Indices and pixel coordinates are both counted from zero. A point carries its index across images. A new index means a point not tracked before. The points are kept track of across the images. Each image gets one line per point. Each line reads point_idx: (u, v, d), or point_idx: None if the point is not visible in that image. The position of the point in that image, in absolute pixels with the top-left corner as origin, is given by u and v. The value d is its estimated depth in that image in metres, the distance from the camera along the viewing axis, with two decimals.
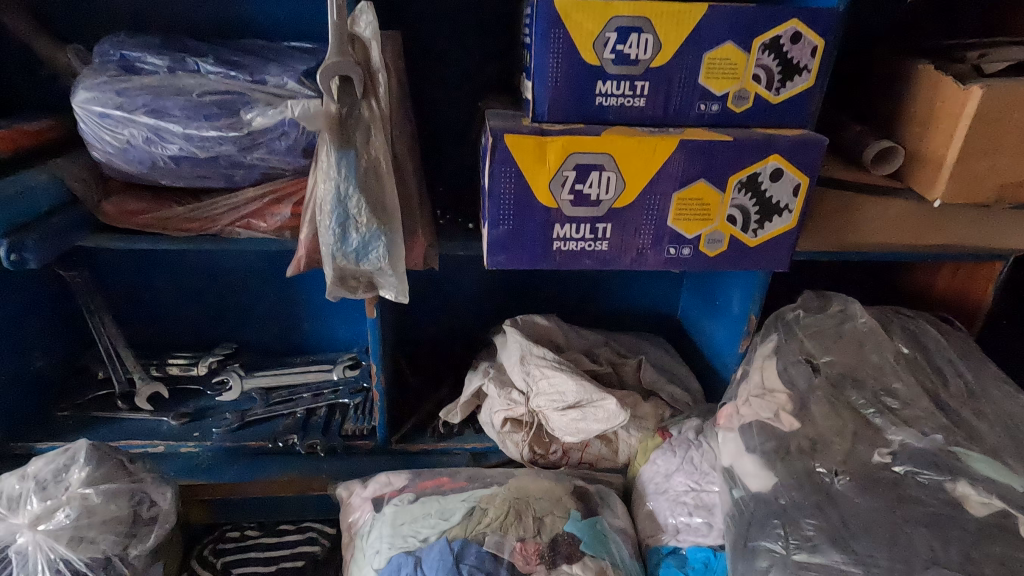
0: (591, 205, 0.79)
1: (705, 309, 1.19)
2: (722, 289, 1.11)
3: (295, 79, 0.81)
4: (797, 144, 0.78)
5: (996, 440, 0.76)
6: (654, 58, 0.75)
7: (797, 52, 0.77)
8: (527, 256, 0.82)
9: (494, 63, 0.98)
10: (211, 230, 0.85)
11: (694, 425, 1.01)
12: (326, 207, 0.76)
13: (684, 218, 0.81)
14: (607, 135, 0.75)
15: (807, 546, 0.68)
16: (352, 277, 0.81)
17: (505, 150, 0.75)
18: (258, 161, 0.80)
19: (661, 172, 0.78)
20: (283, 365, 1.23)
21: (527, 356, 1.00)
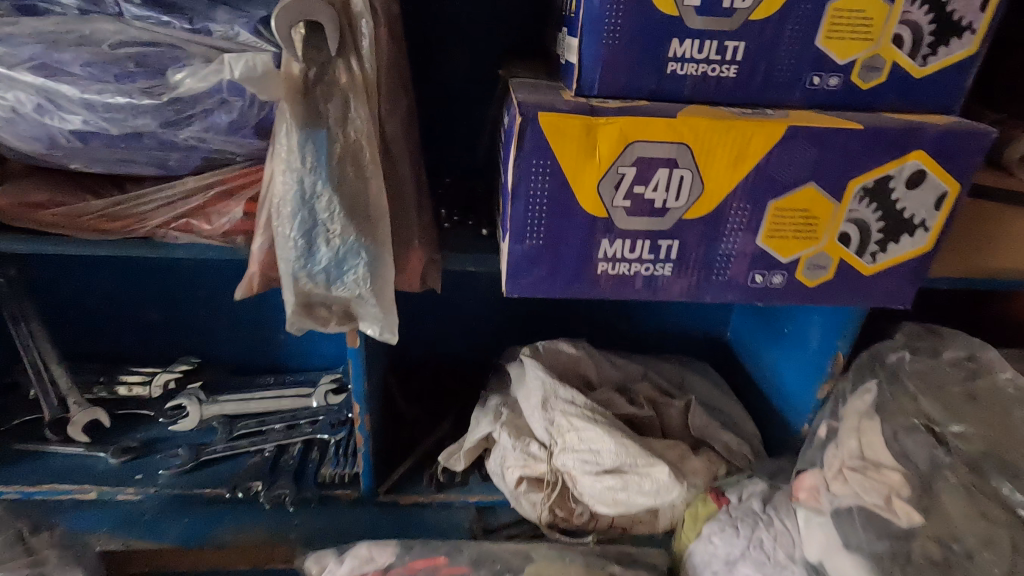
0: (653, 216, 0.57)
1: (766, 336, 0.97)
2: (793, 314, 0.89)
3: (250, 29, 0.57)
4: (950, 137, 0.55)
5: None
6: (756, 7, 0.52)
7: (962, 3, 0.54)
8: (560, 280, 0.61)
9: (520, 19, 0.76)
10: (139, 231, 0.64)
11: (758, 490, 0.80)
12: (286, 208, 0.55)
13: (780, 235, 0.59)
14: (684, 116, 0.53)
15: None
16: (321, 305, 0.59)
17: (539, 135, 0.53)
18: (195, 142, 0.59)
19: (755, 172, 0.56)
20: (254, 386, 1.03)
21: (550, 400, 0.79)
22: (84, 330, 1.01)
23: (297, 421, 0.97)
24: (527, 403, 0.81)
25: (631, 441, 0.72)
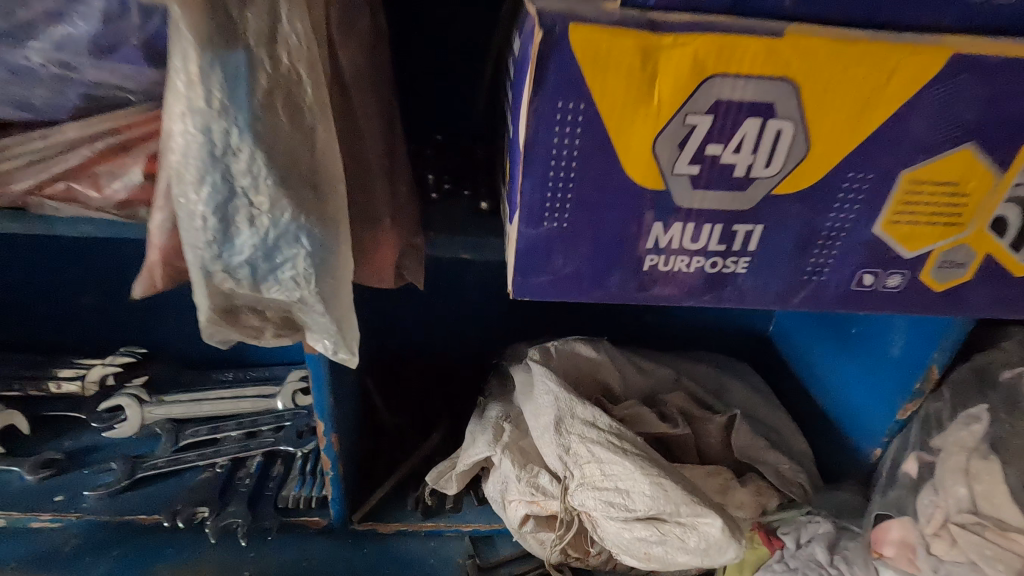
0: (730, 189, 0.39)
1: (823, 335, 0.79)
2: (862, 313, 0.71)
3: None
4: None
5: None
6: None
7: None
8: (588, 278, 0.43)
9: None
10: (5, 200, 0.46)
11: (822, 532, 0.65)
12: (188, 172, 0.37)
13: (908, 220, 0.41)
14: (792, 35, 0.34)
15: None
16: (250, 310, 0.42)
17: (569, 63, 0.34)
18: (59, 70, 0.40)
19: (888, 127, 0.37)
20: (208, 383, 0.86)
21: (564, 421, 0.62)
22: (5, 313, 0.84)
23: (257, 428, 0.81)
24: (535, 422, 0.64)
25: (671, 482, 0.55)
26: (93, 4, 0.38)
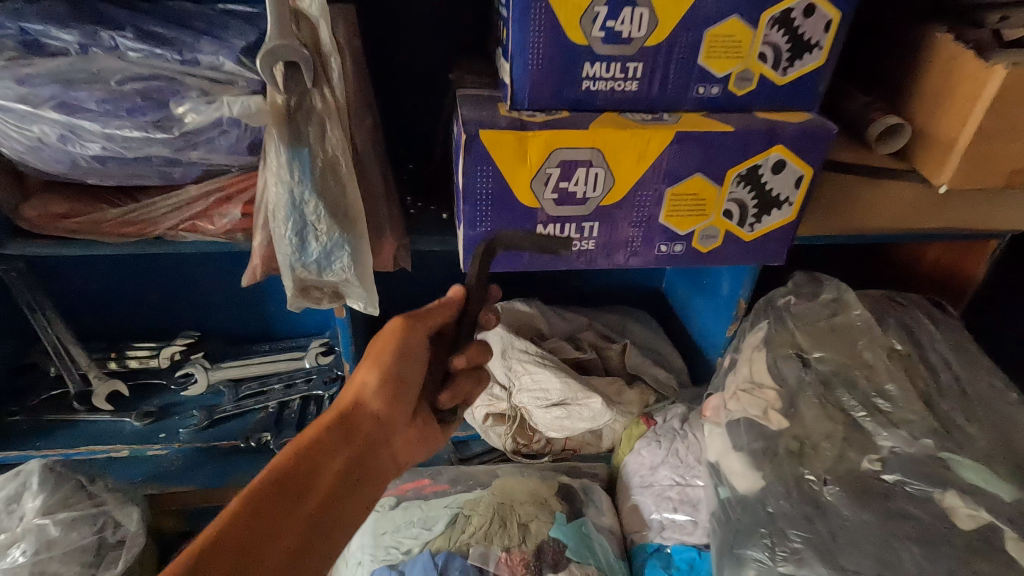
0: (577, 203, 0.72)
1: (682, 280, 1.16)
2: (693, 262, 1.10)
3: (233, 58, 0.67)
4: (804, 134, 0.70)
5: (987, 444, 0.71)
6: (649, 36, 0.65)
7: (809, 27, 0.67)
8: (500, 264, 0.76)
9: (468, 24, 0.82)
10: (151, 233, 0.75)
11: (679, 412, 0.98)
12: (280, 213, 0.67)
13: (678, 214, 0.74)
14: (593, 128, 0.67)
15: (793, 559, 0.67)
16: (315, 288, 0.73)
17: (481, 146, 0.66)
18: (197, 161, 0.69)
19: (655, 167, 0.70)
20: (249, 353, 1.15)
21: (508, 351, 0.95)
22: (91, 313, 1.12)
23: (292, 380, 1.11)
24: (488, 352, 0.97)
25: (573, 379, 0.91)
26: (232, 132, 0.67)
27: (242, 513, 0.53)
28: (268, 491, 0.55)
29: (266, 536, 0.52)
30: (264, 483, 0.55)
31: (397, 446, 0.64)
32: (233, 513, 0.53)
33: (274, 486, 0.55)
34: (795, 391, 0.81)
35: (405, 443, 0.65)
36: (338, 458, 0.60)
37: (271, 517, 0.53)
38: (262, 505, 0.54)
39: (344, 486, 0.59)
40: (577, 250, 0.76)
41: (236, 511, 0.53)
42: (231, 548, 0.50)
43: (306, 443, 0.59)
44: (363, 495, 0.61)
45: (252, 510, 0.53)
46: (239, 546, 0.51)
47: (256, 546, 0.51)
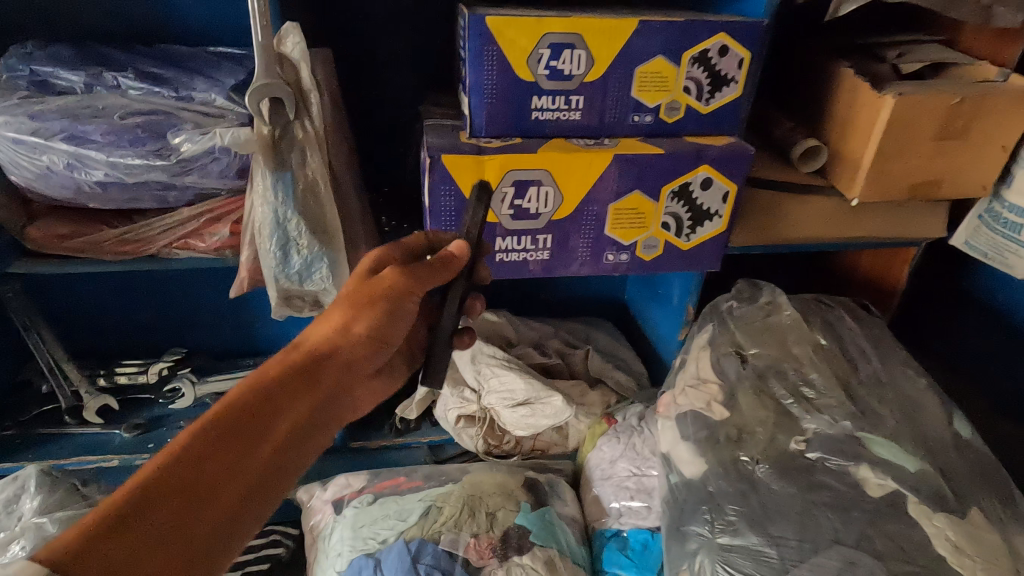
0: (531, 218, 0.81)
1: (640, 291, 1.26)
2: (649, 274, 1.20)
3: (224, 95, 0.77)
4: (726, 155, 0.81)
5: (895, 423, 0.81)
6: (587, 73, 0.76)
7: (725, 64, 0.79)
8: None
9: (435, 63, 0.93)
10: (146, 251, 0.83)
11: (637, 411, 1.06)
12: (265, 230, 0.75)
13: (621, 226, 0.84)
14: (542, 152, 0.77)
15: (729, 530, 0.75)
16: (298, 297, 0.81)
17: (444, 169, 0.76)
18: (191, 185, 0.78)
19: (598, 185, 0.80)
20: (235, 368, 1.22)
21: (477, 355, 1.03)
22: (83, 332, 1.18)
23: None
24: (459, 357, 1.05)
25: (536, 380, 1.00)
26: (224, 159, 0.76)
27: (196, 447, 0.52)
28: (227, 427, 0.55)
29: (222, 470, 0.53)
30: (223, 420, 0.55)
31: (358, 397, 0.67)
32: (187, 446, 0.52)
33: (233, 423, 0.55)
34: (734, 384, 0.90)
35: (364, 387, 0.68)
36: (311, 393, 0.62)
37: (230, 454, 0.54)
38: (220, 440, 0.54)
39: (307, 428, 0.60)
40: (534, 260, 0.85)
41: (192, 444, 0.52)
42: (184, 479, 0.51)
43: (272, 385, 0.59)
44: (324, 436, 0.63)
45: (209, 444, 0.53)
46: (192, 480, 0.51)
47: (210, 481, 0.51)
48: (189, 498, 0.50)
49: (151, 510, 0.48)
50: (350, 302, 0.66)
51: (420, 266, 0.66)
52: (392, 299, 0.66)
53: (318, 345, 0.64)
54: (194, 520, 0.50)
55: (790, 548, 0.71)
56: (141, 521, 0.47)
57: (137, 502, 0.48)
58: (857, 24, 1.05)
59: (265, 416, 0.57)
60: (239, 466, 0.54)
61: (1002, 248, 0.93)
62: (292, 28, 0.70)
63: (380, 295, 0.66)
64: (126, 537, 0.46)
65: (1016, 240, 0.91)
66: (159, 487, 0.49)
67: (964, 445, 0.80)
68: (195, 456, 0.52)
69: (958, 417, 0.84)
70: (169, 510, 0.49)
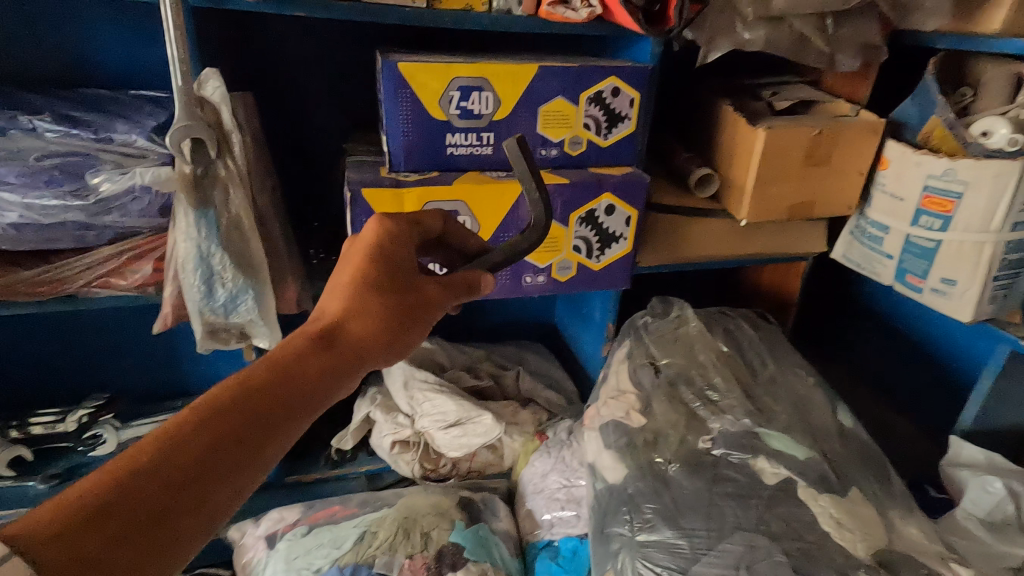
0: None
1: (567, 313, 1.34)
2: (573, 296, 1.28)
3: (145, 136, 0.79)
4: (625, 183, 0.90)
5: (787, 418, 0.90)
6: (495, 112, 0.84)
7: (619, 104, 0.88)
8: None
9: (358, 104, 0.98)
10: (63, 291, 0.82)
11: (567, 425, 1.11)
12: (188, 265, 0.77)
13: (536, 251, 0.91)
14: (457, 184, 0.83)
15: (647, 527, 0.80)
16: (223, 330, 0.82)
17: (365, 203, 0.81)
18: (110, 224, 0.79)
19: (511, 213, 0.87)
20: (161, 410, 1.19)
21: (409, 381, 1.08)
22: None
23: None
24: (392, 384, 1.08)
25: (467, 400, 1.04)
26: (146, 199, 0.78)
27: (195, 446, 0.40)
28: (231, 430, 0.41)
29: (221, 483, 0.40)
30: (231, 415, 0.42)
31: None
32: (181, 442, 0.39)
33: (243, 423, 0.42)
34: (649, 392, 0.97)
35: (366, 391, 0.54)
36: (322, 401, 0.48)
37: (234, 463, 0.40)
38: (226, 442, 0.41)
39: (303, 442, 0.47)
40: None
41: (187, 441, 0.39)
42: (173, 486, 0.38)
43: (294, 381, 0.46)
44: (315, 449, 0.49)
45: (209, 446, 0.40)
46: (185, 488, 0.38)
47: (207, 492, 0.39)
48: (176, 510, 0.37)
49: (130, 519, 0.36)
50: (384, 289, 0.52)
51: (460, 281, 0.57)
52: (436, 308, 0.54)
53: (350, 339, 0.50)
54: (177, 542, 0.37)
55: (699, 538, 0.77)
56: (109, 533, 0.35)
57: (111, 505, 0.35)
58: (738, 68, 1.20)
59: (280, 422, 0.44)
60: (240, 481, 0.41)
61: (870, 258, 1.05)
62: (212, 73, 0.73)
63: (423, 301, 0.54)
64: (90, 554, 0.33)
65: (880, 251, 1.03)
66: (143, 490, 0.37)
67: (846, 433, 0.90)
68: (192, 458, 0.39)
69: (841, 410, 0.95)
70: (152, 524, 0.36)
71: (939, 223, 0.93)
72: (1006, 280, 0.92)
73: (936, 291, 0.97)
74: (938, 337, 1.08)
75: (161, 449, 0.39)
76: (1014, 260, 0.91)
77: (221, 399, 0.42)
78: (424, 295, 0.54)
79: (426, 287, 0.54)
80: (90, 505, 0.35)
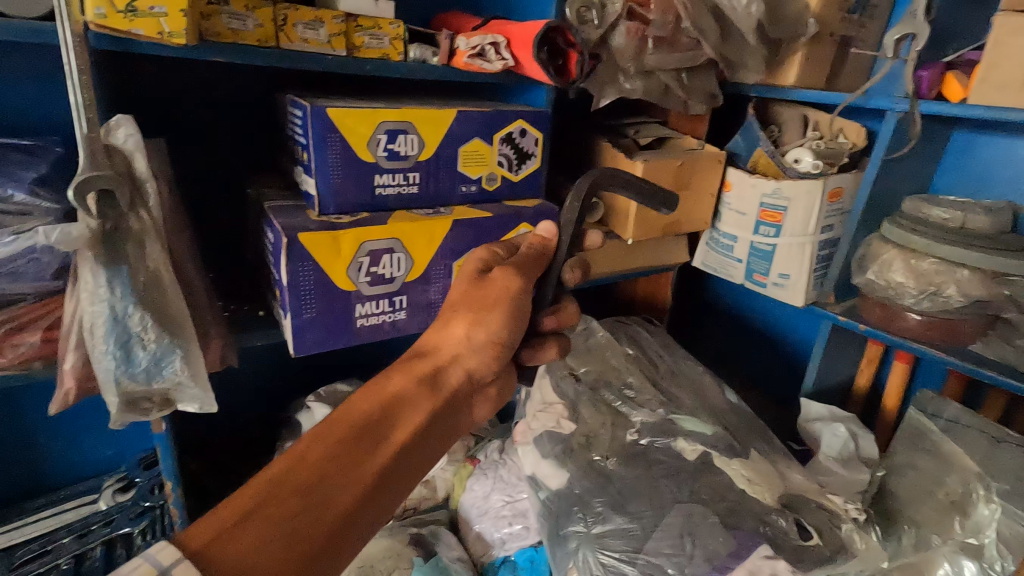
0: (387, 282, 0.89)
1: None
2: None
3: (26, 189, 0.70)
4: (538, 214, 1.00)
5: (690, 402, 1.06)
6: (420, 154, 0.88)
7: (526, 143, 0.99)
8: (328, 343, 0.88)
9: (263, 148, 0.96)
10: None
11: (496, 445, 1.16)
12: (99, 330, 0.68)
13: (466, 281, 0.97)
14: (393, 223, 0.86)
15: (600, 519, 0.89)
16: (144, 399, 0.75)
17: (301, 247, 0.79)
18: None
19: (442, 247, 0.91)
20: (22, 513, 1.00)
21: None
22: None
23: (87, 528, 0.97)
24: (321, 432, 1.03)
25: None
26: (41, 261, 0.68)
27: (318, 454, 0.54)
28: (348, 439, 0.56)
29: (342, 477, 0.54)
30: (338, 432, 0.57)
31: (471, 412, 0.69)
32: (302, 455, 0.54)
33: (348, 434, 0.57)
34: (575, 399, 1.07)
35: (464, 411, 0.68)
36: (416, 411, 0.63)
37: (351, 461, 0.55)
38: (340, 449, 0.55)
39: (414, 448, 0.60)
40: (393, 320, 0.92)
41: (305, 452, 0.54)
42: (301, 485, 0.52)
43: (387, 401, 0.62)
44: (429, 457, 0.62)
45: (322, 454, 0.54)
46: (308, 486, 0.52)
47: (329, 486, 0.52)
48: (311, 497, 0.51)
49: (278, 507, 0.50)
50: (462, 302, 0.70)
51: (529, 254, 0.71)
52: (499, 296, 0.67)
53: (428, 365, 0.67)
54: (311, 522, 0.50)
55: (646, 518, 0.87)
56: (257, 523, 0.48)
57: (256, 503, 0.49)
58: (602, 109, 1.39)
59: (381, 431, 0.59)
60: (349, 478, 0.54)
61: (725, 263, 1.29)
62: (125, 119, 0.68)
63: (491, 293, 0.68)
64: (246, 537, 0.47)
65: (732, 256, 1.27)
66: (277, 492, 0.50)
67: (735, 408, 1.09)
68: (313, 464, 0.53)
69: (726, 389, 1.14)
70: (288, 514, 0.49)
71: (773, 231, 1.18)
72: (822, 270, 1.20)
73: (777, 285, 1.22)
74: (778, 321, 1.35)
75: (287, 462, 0.53)
76: (825, 255, 1.19)
77: (329, 421, 0.58)
78: (495, 284, 0.68)
79: (491, 279, 0.69)
80: (242, 507, 0.49)
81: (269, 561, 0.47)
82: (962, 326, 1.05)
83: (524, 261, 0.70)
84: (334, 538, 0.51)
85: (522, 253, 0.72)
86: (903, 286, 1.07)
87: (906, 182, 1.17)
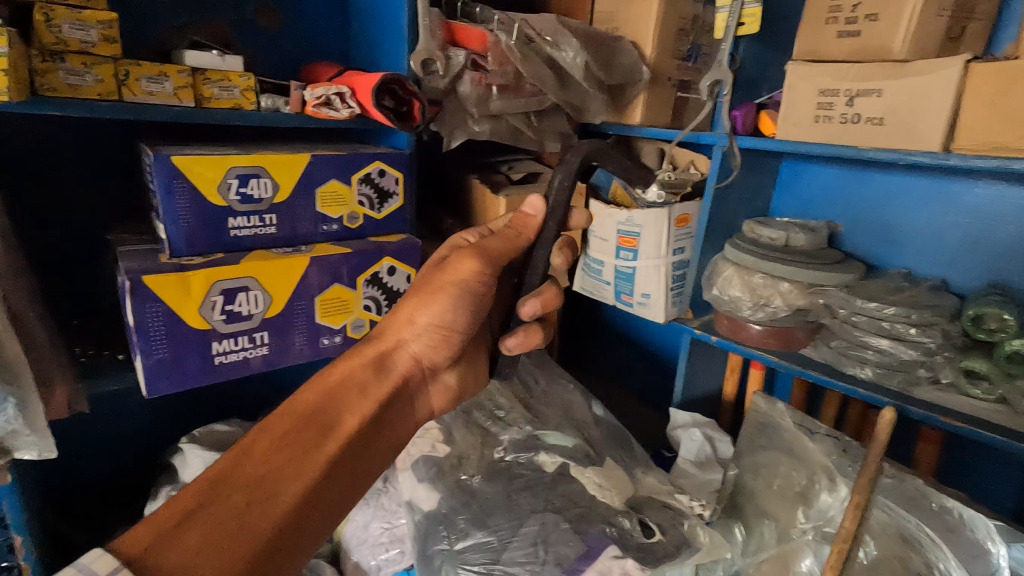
0: (245, 319, 0.92)
1: None
2: None
3: None
4: (401, 247, 1.05)
5: (556, 417, 1.13)
6: (275, 196, 0.93)
7: (386, 182, 1.05)
8: (185, 382, 0.89)
9: (121, 196, 0.99)
10: None
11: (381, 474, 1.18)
12: None
13: (330, 314, 1.01)
14: (245, 262, 0.89)
15: (461, 536, 0.92)
16: None
17: (146, 290, 0.82)
18: None
19: (301, 283, 0.95)
20: None
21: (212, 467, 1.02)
22: None
23: None
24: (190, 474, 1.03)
25: None
26: None
27: (265, 448, 0.62)
28: (292, 432, 0.65)
29: (286, 469, 0.62)
30: (283, 427, 0.65)
31: (417, 399, 0.79)
32: (249, 450, 0.62)
33: (294, 427, 0.66)
34: (450, 423, 1.11)
35: (405, 400, 0.78)
36: (356, 405, 0.72)
37: (294, 453, 0.63)
38: (286, 440, 0.64)
39: (359, 436, 0.70)
40: (254, 355, 0.94)
41: (251, 447, 0.62)
42: (246, 480, 0.59)
43: (328, 395, 0.71)
44: (372, 444, 0.72)
45: (268, 446, 0.63)
46: (255, 480, 0.60)
47: (276, 477, 0.61)
48: (258, 489, 0.59)
49: (226, 502, 0.57)
50: (417, 292, 0.80)
51: (496, 241, 0.77)
52: (454, 281, 0.76)
53: (373, 359, 0.77)
54: (260, 509, 0.58)
55: (503, 530, 0.91)
56: (208, 516, 0.55)
57: (206, 499, 0.56)
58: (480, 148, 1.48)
59: (322, 423, 0.68)
60: (295, 469, 0.63)
61: (598, 286, 1.39)
62: None
63: (441, 281, 0.77)
64: (198, 528, 0.54)
65: (602, 279, 1.37)
66: (222, 489, 0.58)
67: (600, 420, 1.17)
68: (259, 459, 0.61)
69: (595, 403, 1.22)
70: (236, 506, 0.57)
71: (631, 255, 1.28)
72: (678, 288, 1.31)
73: (641, 304, 1.32)
74: (654, 337, 1.45)
75: (234, 456, 0.61)
76: (680, 274, 1.31)
77: (275, 416, 0.66)
78: (450, 268, 0.76)
79: (451, 266, 0.76)
80: (191, 503, 0.56)
81: (221, 547, 0.54)
82: (794, 333, 1.18)
83: (489, 247, 0.76)
84: (289, 520, 0.60)
85: (506, 230, 0.78)
86: (740, 299, 1.19)
87: (743, 208, 1.31)
